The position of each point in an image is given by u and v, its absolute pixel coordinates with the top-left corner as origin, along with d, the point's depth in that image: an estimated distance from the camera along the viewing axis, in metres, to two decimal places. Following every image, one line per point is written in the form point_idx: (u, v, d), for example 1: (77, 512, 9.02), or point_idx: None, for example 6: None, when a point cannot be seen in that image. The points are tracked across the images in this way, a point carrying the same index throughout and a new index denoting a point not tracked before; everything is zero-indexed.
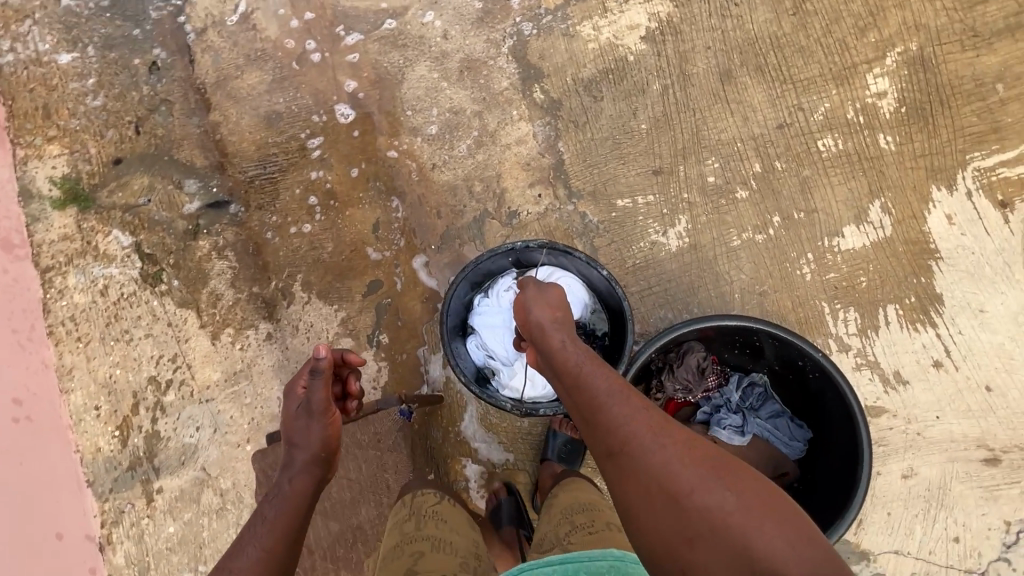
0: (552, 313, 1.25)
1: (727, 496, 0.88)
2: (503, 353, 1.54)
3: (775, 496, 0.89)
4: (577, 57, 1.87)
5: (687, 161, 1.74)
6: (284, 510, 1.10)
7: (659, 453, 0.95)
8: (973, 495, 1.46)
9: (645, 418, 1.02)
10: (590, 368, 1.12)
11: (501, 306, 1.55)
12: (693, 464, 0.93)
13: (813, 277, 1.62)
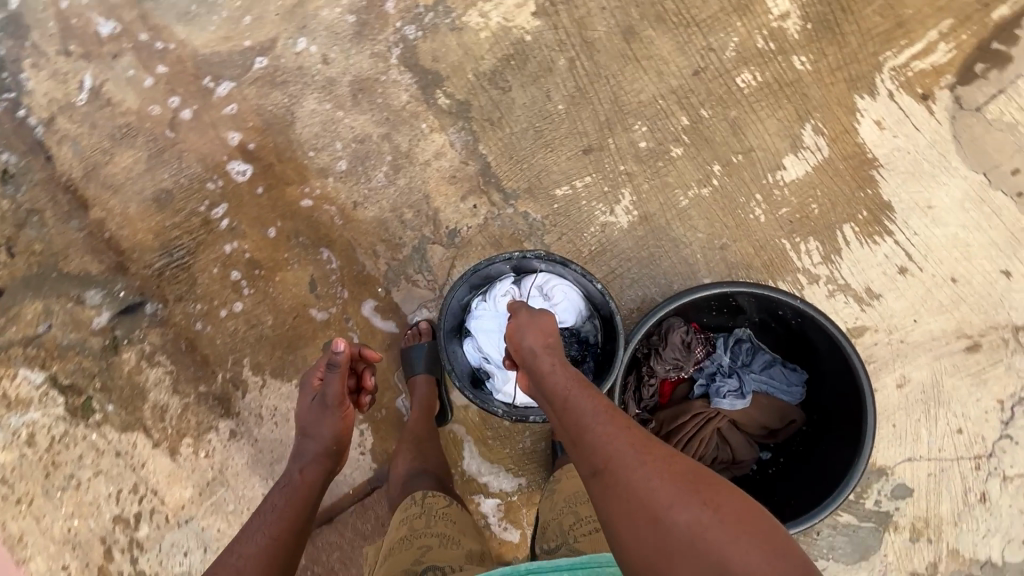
0: (547, 337, 1.21)
1: (708, 514, 0.85)
2: (498, 355, 1.44)
3: (759, 518, 0.87)
4: (472, 50, 1.73)
5: (614, 132, 1.66)
6: (294, 496, 1.28)
7: (640, 471, 0.92)
8: (964, 385, 1.50)
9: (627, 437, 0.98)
10: (577, 391, 1.09)
11: (498, 311, 1.44)
12: (675, 483, 0.90)
13: (766, 217, 1.59)
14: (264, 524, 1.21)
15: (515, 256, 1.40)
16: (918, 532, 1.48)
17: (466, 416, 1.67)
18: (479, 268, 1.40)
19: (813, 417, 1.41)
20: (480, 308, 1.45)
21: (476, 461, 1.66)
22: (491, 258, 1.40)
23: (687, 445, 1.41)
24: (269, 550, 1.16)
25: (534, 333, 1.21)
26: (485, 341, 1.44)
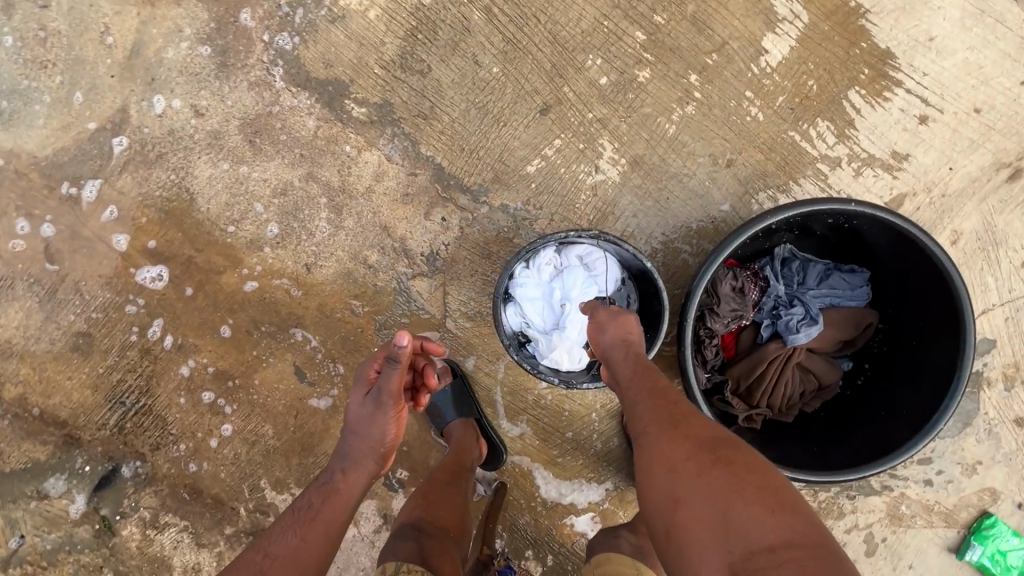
0: (632, 324, 1.06)
1: (722, 475, 0.77)
2: (544, 322, 1.20)
3: (789, 492, 0.76)
4: (367, 39, 1.40)
5: (567, 78, 1.39)
6: (334, 499, 1.11)
7: (667, 435, 0.86)
8: (1017, 216, 1.38)
9: (663, 407, 0.92)
10: (636, 368, 1.01)
11: (544, 280, 1.20)
12: (700, 447, 0.82)
13: (765, 113, 1.38)
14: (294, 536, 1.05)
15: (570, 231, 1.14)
16: (1012, 379, 1.41)
17: (524, 444, 1.50)
18: (538, 236, 1.14)
19: (889, 311, 1.28)
20: (524, 276, 1.20)
21: (556, 486, 1.50)
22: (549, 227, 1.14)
23: (773, 392, 1.28)
24: (288, 570, 1.00)
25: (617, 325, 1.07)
26: (533, 310, 1.20)
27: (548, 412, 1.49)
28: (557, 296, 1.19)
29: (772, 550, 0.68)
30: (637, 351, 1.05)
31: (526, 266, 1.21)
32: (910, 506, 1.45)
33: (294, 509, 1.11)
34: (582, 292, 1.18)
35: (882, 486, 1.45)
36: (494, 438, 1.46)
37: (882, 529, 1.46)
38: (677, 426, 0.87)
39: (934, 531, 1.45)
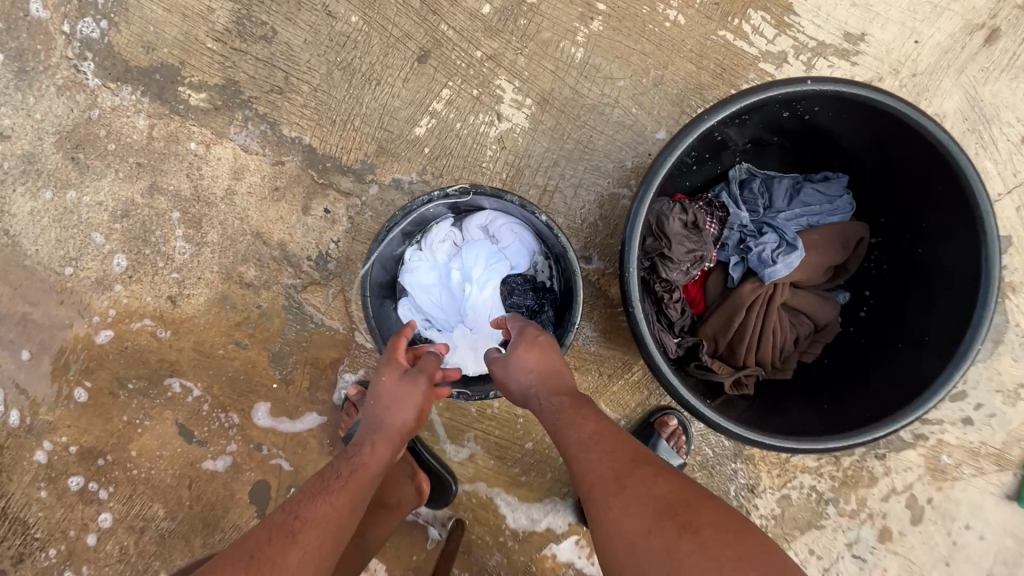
0: (529, 357, 0.82)
1: (697, 555, 0.61)
2: (445, 315, 0.93)
3: (765, 553, 0.64)
4: (191, 8, 1.14)
5: (443, 14, 1.14)
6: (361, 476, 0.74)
7: (622, 501, 0.67)
8: (1005, 85, 1.15)
9: (607, 459, 0.72)
10: (568, 409, 0.78)
11: (439, 263, 0.92)
12: (662, 513, 0.65)
13: (687, 16, 1.14)
14: (319, 511, 0.68)
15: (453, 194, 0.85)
16: None
17: (477, 468, 1.21)
18: (413, 207, 0.85)
19: (882, 219, 1.03)
20: (413, 261, 0.92)
21: (526, 512, 1.21)
22: (428, 194, 0.86)
23: (760, 346, 1.02)
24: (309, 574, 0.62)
25: (519, 375, 0.82)
26: (432, 302, 0.93)
27: (499, 423, 1.20)
28: (456, 280, 0.91)
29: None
30: (562, 388, 0.81)
31: (418, 247, 0.94)
32: (952, 455, 1.19)
33: (317, 477, 0.72)
34: (487, 272, 0.90)
35: (914, 436, 1.19)
36: (434, 464, 1.18)
37: (925, 488, 1.20)
38: (628, 486, 0.69)
39: (986, 480, 1.19)
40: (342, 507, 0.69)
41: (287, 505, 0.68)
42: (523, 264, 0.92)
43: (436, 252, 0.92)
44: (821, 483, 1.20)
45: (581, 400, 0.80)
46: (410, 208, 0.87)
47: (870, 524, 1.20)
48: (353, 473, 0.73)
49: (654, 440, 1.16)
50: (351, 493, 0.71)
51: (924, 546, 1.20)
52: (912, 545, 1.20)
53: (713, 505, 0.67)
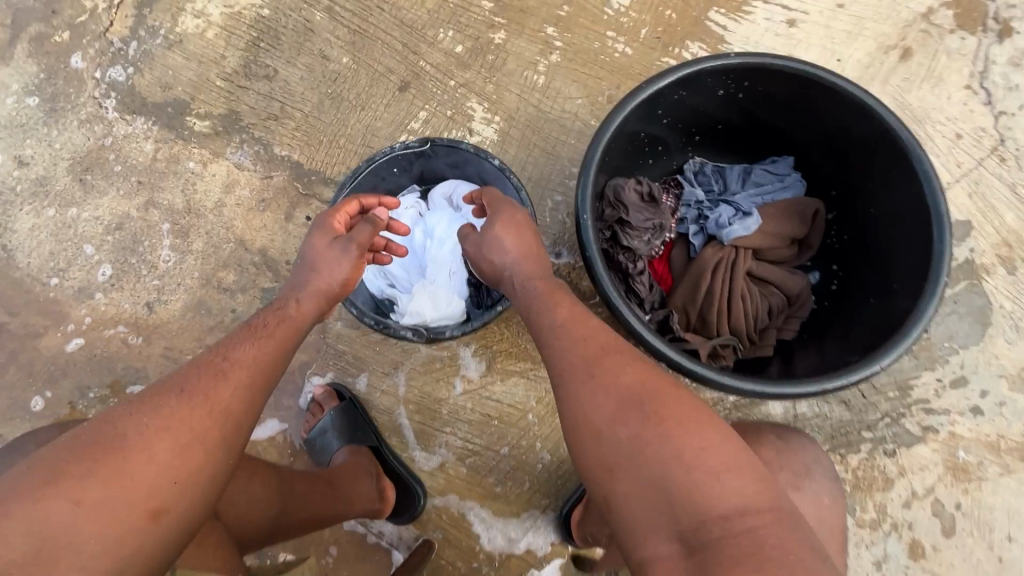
0: (503, 232, 0.85)
1: (661, 440, 0.62)
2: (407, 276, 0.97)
3: (731, 447, 0.63)
4: (206, 56, 1.33)
5: (421, 53, 1.32)
6: (281, 331, 0.79)
7: (588, 390, 0.68)
8: (928, 92, 1.27)
9: (580, 353, 0.72)
10: (542, 293, 0.80)
11: (404, 230, 0.98)
12: (627, 401, 0.65)
13: (633, 47, 1.30)
14: (247, 353, 0.75)
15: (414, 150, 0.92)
16: (1011, 261, 1.17)
17: (448, 478, 1.10)
18: (377, 163, 0.91)
19: (833, 192, 1.07)
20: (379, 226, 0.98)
21: (502, 530, 1.08)
22: (391, 147, 0.94)
23: (732, 313, 1.00)
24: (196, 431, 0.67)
25: (496, 255, 0.85)
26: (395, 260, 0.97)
27: (471, 426, 1.12)
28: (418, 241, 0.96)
29: (727, 524, 0.57)
30: (532, 272, 0.83)
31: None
32: (970, 451, 1.08)
33: (246, 326, 0.78)
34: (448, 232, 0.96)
35: (923, 429, 1.09)
36: (399, 470, 1.08)
37: (950, 492, 1.07)
38: (599, 378, 0.68)
39: (1017, 480, 1.07)
40: (269, 349, 0.77)
41: (216, 349, 0.75)
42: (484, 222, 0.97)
43: (402, 213, 0.99)
44: None
45: (553, 288, 0.81)
46: (374, 158, 0.93)
47: (896, 538, 1.05)
48: (283, 320, 0.80)
49: None
50: (280, 337, 0.78)
51: (964, 564, 1.04)
52: (950, 562, 1.04)
53: (683, 398, 0.66)
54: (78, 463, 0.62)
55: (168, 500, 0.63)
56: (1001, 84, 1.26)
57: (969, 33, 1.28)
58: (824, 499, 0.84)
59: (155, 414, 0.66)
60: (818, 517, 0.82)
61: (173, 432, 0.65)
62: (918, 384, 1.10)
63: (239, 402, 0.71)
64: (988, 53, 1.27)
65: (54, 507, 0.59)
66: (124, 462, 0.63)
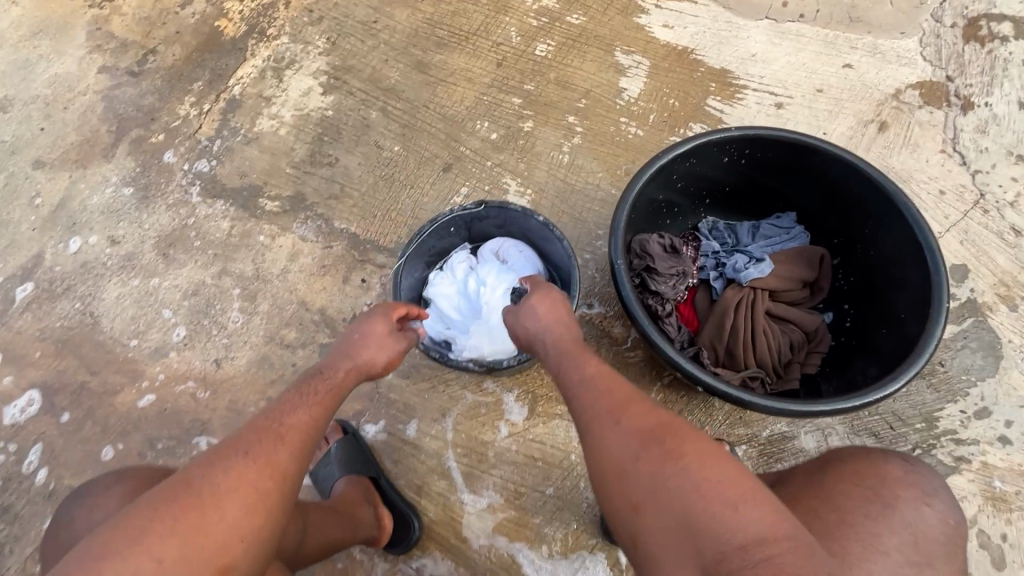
0: (539, 305, 0.94)
1: (680, 476, 0.67)
2: (462, 317, 1.10)
3: (748, 484, 0.67)
4: (279, 149, 1.56)
5: (462, 141, 1.54)
6: (327, 395, 0.85)
7: (612, 429, 0.74)
8: (908, 156, 1.44)
9: (603, 398, 0.78)
10: (570, 351, 0.87)
11: (458, 278, 1.13)
12: (646, 440, 0.71)
13: (644, 129, 1.52)
14: (303, 419, 0.80)
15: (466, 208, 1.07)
16: (1011, 299, 1.26)
17: (496, 520, 1.14)
18: (436, 221, 1.07)
19: (835, 240, 1.19)
20: (437, 278, 1.13)
21: (551, 571, 1.10)
22: (449, 210, 1.11)
23: (756, 347, 1.09)
24: (253, 499, 0.73)
25: (531, 322, 0.93)
26: (451, 307, 1.10)
27: (517, 467, 1.17)
28: (471, 286, 1.10)
29: (745, 551, 0.60)
30: (560, 336, 0.90)
31: (441, 270, 1.17)
32: (1006, 480, 1.11)
33: (298, 392, 0.84)
34: (498, 278, 1.10)
35: (955, 459, 1.13)
36: (395, 500, 1.14)
37: (993, 522, 1.08)
38: (622, 421, 0.74)
39: None
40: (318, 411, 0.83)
41: (271, 412, 0.80)
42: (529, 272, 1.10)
43: (456, 267, 1.14)
44: None
45: (575, 346, 0.88)
46: (436, 220, 1.10)
47: None
48: (330, 390, 0.86)
49: None
50: (330, 405, 0.85)
51: None
52: None
53: (702, 440, 0.72)
54: (162, 520, 0.69)
55: (235, 558, 0.71)
56: (972, 147, 1.43)
57: (936, 107, 1.48)
58: (950, 519, 0.82)
59: (226, 474, 0.73)
60: (943, 534, 0.80)
61: (244, 496, 0.72)
62: (943, 415, 1.16)
63: (296, 464, 0.77)
64: (956, 123, 1.46)
65: (142, 560, 0.66)
66: (203, 519, 0.70)
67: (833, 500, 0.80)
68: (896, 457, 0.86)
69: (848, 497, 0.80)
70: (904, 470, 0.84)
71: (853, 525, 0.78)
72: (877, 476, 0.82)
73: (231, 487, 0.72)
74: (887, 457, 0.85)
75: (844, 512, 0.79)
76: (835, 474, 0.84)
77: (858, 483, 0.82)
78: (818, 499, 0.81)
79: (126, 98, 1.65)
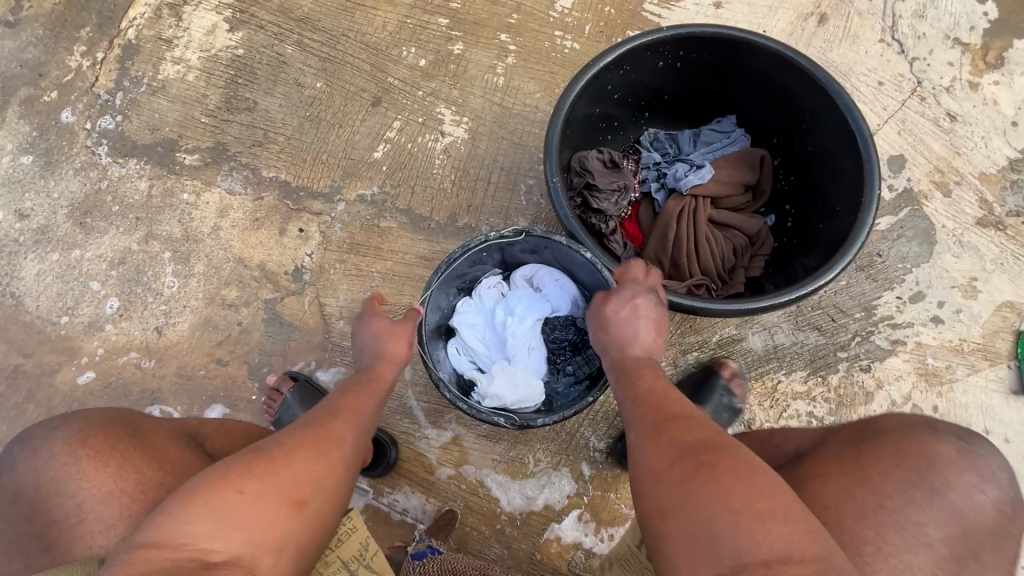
0: (618, 312, 0.88)
1: (710, 480, 0.60)
2: (488, 353, 1.03)
3: (788, 505, 0.58)
4: (189, 97, 1.43)
5: (388, 71, 1.43)
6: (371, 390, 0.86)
7: (656, 436, 0.68)
8: (848, 49, 1.40)
9: (650, 413, 0.72)
10: (632, 372, 0.81)
11: (486, 307, 1.05)
12: (686, 445, 0.65)
13: (580, 42, 1.43)
14: (355, 403, 0.83)
15: (491, 235, 1.00)
16: (945, 185, 1.29)
17: (462, 450, 1.15)
18: (464, 246, 0.98)
19: (775, 140, 1.17)
20: (465, 308, 1.06)
21: (521, 491, 1.13)
22: (484, 235, 1.01)
23: (701, 254, 1.10)
24: (315, 451, 0.72)
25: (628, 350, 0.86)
26: (477, 340, 1.04)
27: None
28: (499, 318, 1.03)
29: (765, 567, 0.53)
30: (629, 351, 0.86)
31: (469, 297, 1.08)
32: (938, 356, 1.18)
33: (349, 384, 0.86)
34: (529, 309, 1.03)
35: (892, 342, 1.18)
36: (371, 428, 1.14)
37: (925, 397, 1.16)
38: (667, 431, 0.68)
39: (984, 377, 1.17)
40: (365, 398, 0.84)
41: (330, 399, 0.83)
42: (564, 305, 1.04)
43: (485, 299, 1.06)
44: (818, 408, 1.15)
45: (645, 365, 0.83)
46: (466, 246, 1.00)
47: None
48: (373, 385, 0.87)
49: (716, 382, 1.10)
50: (372, 397, 0.86)
51: None
52: None
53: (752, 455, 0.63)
54: (240, 461, 0.67)
55: (307, 493, 0.68)
56: (911, 34, 1.39)
57: None
58: (1006, 506, 0.75)
59: (290, 435, 0.73)
60: (995, 524, 0.74)
61: (312, 447, 0.72)
62: (881, 303, 1.20)
63: (350, 434, 0.78)
64: (895, 9, 1.42)
65: (225, 492, 0.64)
66: (274, 463, 0.68)
67: (874, 480, 0.74)
68: (949, 434, 0.79)
69: (893, 479, 0.74)
70: (958, 451, 0.77)
71: (892, 509, 0.72)
72: (925, 457, 0.75)
73: (298, 442, 0.72)
74: (940, 437, 0.78)
75: (882, 496, 0.73)
76: (877, 455, 0.76)
77: (900, 463, 0.75)
78: (856, 479, 0.74)
79: (6, 53, 1.47)
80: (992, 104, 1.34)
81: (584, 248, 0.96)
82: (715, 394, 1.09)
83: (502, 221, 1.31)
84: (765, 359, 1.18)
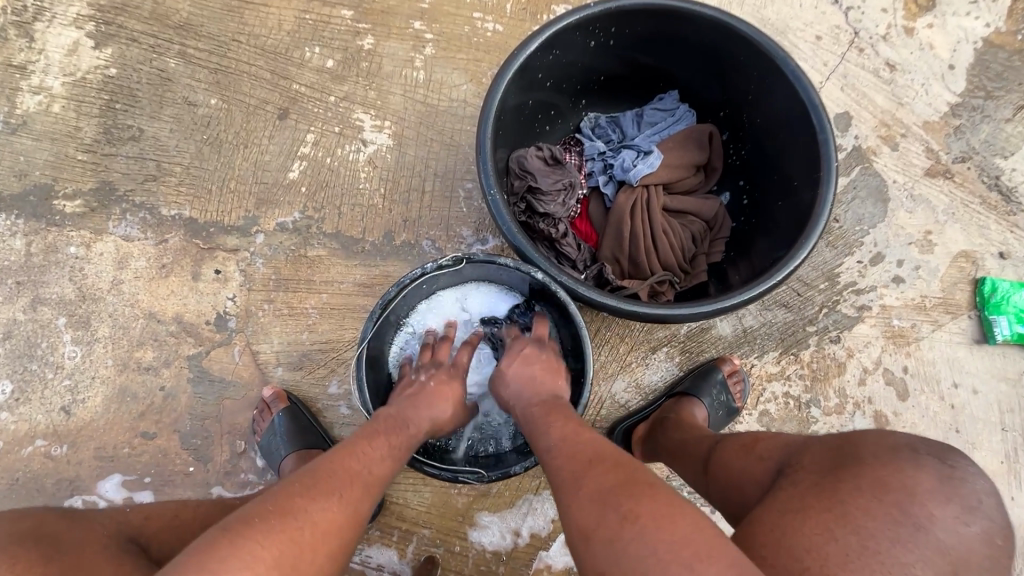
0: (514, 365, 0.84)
1: (642, 539, 0.52)
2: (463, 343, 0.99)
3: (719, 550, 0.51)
4: (59, 132, 1.22)
5: (292, 78, 1.26)
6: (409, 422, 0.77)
7: (577, 493, 0.59)
8: (783, 4, 1.31)
9: (564, 464, 0.64)
10: (540, 416, 0.75)
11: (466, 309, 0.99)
12: (604, 499, 0.56)
13: (501, 22, 1.27)
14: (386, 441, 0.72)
15: (428, 267, 0.88)
16: (891, 139, 1.25)
17: (432, 491, 1.06)
18: (401, 283, 0.87)
19: (721, 113, 1.09)
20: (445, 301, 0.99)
21: (502, 525, 1.05)
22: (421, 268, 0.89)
23: (658, 248, 1.03)
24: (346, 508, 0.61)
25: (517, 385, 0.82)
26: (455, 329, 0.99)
27: None
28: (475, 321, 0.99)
29: None
30: (535, 395, 0.79)
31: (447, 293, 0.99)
32: (902, 317, 1.16)
33: (387, 419, 0.75)
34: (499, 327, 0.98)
35: (858, 309, 1.15)
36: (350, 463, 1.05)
37: (894, 359, 1.14)
38: (581, 486, 0.59)
39: (947, 331, 1.16)
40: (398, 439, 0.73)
41: (364, 435, 0.71)
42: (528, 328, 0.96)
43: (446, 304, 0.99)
44: (793, 387, 1.12)
45: (551, 407, 0.76)
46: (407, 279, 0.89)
47: (860, 414, 1.12)
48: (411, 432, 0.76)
49: (717, 378, 1.06)
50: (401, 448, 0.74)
51: (921, 418, 1.12)
52: (910, 421, 1.12)
53: (664, 493, 0.56)
54: (269, 548, 0.53)
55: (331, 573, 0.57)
56: None
57: None
58: (995, 537, 0.60)
59: (329, 475, 0.63)
60: (989, 557, 0.59)
61: (343, 500, 0.61)
62: (842, 270, 1.17)
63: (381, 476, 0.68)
64: None
65: None
66: (303, 534, 0.56)
67: (857, 521, 0.58)
68: (930, 455, 0.63)
69: (873, 514, 0.59)
70: (942, 478, 0.61)
71: (877, 553, 0.57)
72: (905, 488, 0.60)
73: (334, 497, 0.60)
74: (920, 460, 0.63)
75: (865, 536, 0.57)
76: (852, 489, 0.61)
77: (877, 497, 0.60)
78: (833, 518, 0.59)
79: None
80: (929, 48, 1.29)
81: (536, 268, 0.85)
82: (715, 388, 1.05)
83: (443, 232, 1.19)
84: (735, 345, 1.13)
